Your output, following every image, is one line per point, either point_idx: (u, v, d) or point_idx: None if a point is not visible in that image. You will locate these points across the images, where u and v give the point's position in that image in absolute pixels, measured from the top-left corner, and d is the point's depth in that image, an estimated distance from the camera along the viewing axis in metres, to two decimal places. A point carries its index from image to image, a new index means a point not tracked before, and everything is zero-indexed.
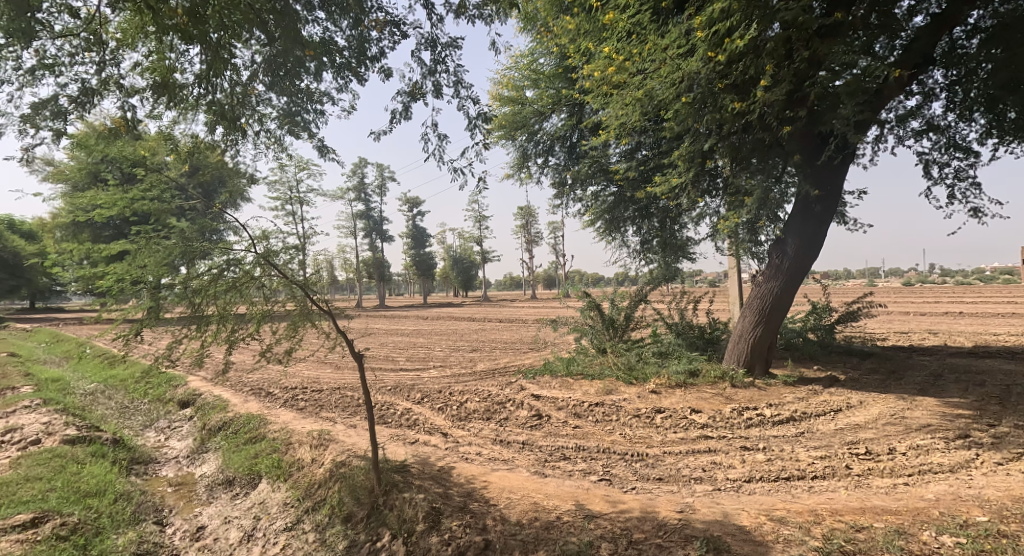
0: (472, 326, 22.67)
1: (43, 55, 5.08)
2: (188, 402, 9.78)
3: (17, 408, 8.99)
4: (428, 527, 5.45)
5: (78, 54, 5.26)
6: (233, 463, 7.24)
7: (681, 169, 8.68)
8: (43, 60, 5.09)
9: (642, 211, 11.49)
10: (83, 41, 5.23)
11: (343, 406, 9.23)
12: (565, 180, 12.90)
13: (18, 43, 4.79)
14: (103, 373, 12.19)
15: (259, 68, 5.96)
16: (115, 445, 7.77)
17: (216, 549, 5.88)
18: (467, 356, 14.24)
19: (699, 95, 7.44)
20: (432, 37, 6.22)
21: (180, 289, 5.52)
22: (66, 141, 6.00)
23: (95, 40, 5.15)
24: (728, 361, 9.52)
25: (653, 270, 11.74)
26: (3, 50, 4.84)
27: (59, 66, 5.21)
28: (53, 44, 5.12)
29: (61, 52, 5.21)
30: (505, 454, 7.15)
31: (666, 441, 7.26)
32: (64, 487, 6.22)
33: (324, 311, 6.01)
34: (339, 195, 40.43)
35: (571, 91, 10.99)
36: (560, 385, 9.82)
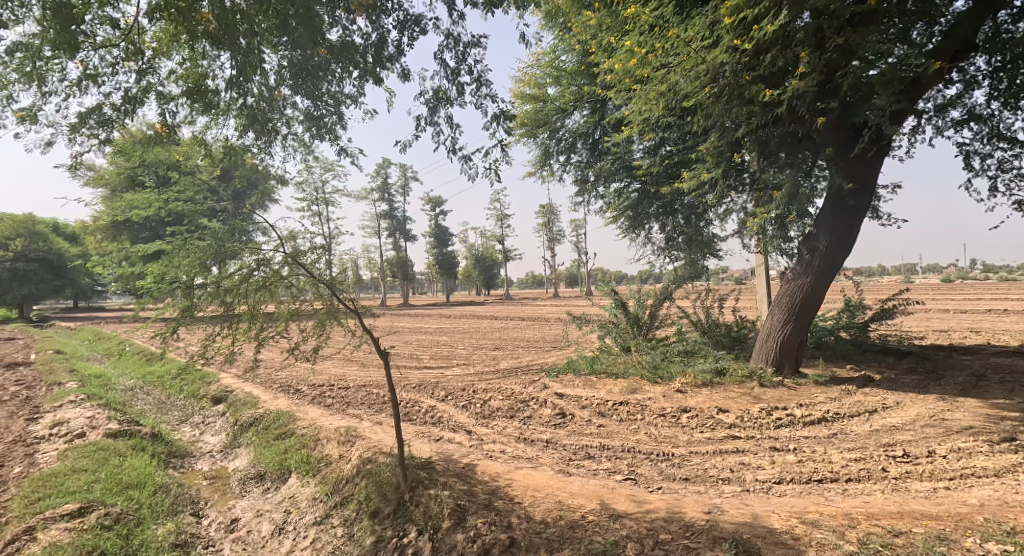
0: (495, 325, 22.67)
1: (86, 66, 5.26)
2: (221, 398, 10.02)
3: (64, 403, 9.37)
4: (453, 524, 5.50)
5: (118, 64, 5.44)
6: (264, 458, 7.39)
7: (709, 165, 8.58)
8: (87, 71, 5.28)
9: (667, 208, 11.39)
10: (123, 52, 5.40)
11: (369, 403, 9.36)
12: (588, 177, 12.86)
13: (65, 55, 4.98)
14: (141, 369, 12.60)
15: (287, 73, 6.06)
16: (154, 439, 8.02)
17: (249, 542, 6.02)
18: (489, 354, 14.28)
19: (725, 88, 7.35)
20: (454, 36, 6.25)
21: (212, 290, 5.66)
22: (108, 148, 6.24)
23: (134, 49, 5.32)
24: (756, 360, 9.36)
25: (678, 267, 11.67)
26: (50, 62, 5.04)
27: (102, 76, 5.39)
28: (95, 56, 5.30)
29: (103, 63, 5.39)
30: (529, 452, 7.18)
31: (692, 441, 7.19)
32: (108, 479, 6.45)
33: (350, 310, 6.14)
34: (364, 195, 40.92)
35: (593, 87, 10.94)
36: (584, 384, 9.78)
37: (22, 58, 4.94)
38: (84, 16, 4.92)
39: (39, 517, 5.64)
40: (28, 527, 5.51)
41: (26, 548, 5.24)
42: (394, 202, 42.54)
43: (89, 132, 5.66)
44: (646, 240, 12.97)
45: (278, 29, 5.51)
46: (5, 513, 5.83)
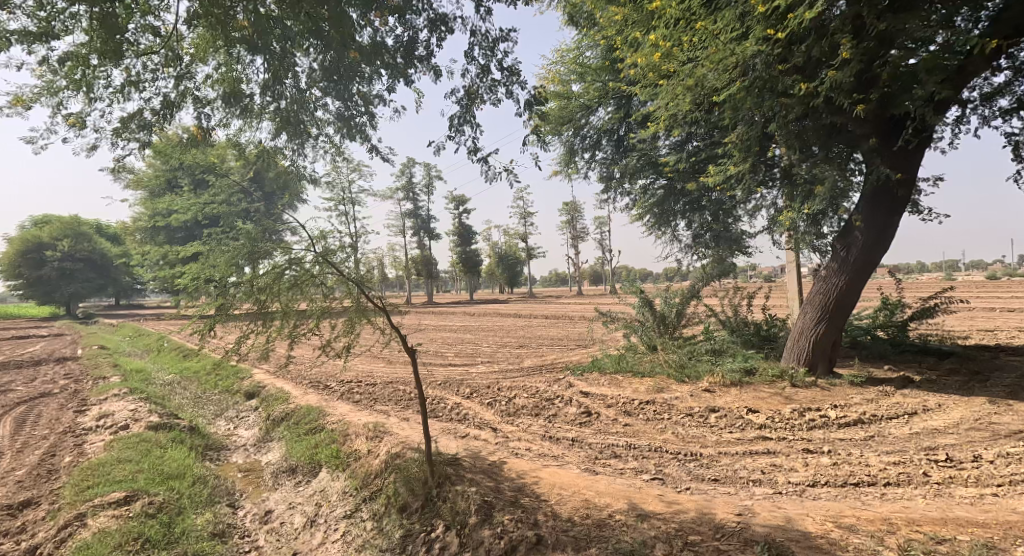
0: (518, 323, 22.74)
1: (129, 73, 5.47)
2: (254, 393, 10.28)
3: (108, 396, 9.76)
4: (481, 520, 5.54)
5: (158, 70, 5.62)
6: (296, 452, 7.56)
7: (737, 159, 8.48)
8: (130, 77, 5.48)
9: (694, 204, 11.29)
10: (162, 58, 5.59)
11: (396, 399, 9.51)
12: (613, 173, 12.81)
13: (110, 62, 5.18)
14: (178, 365, 13.02)
15: (318, 75, 6.18)
16: (192, 432, 8.28)
17: (283, 533, 6.17)
18: (513, 352, 14.33)
19: (755, 80, 7.24)
20: (483, 32, 6.28)
21: (247, 288, 5.80)
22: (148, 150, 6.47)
23: (173, 56, 5.50)
24: (787, 359, 9.19)
25: (706, 265, 11.58)
26: (96, 70, 5.24)
27: (143, 82, 5.59)
28: (137, 63, 5.51)
29: (144, 70, 5.59)
30: (555, 450, 7.20)
31: (721, 441, 7.10)
32: (151, 469, 6.71)
33: (378, 308, 6.26)
34: (389, 195, 41.32)
35: (618, 83, 10.90)
36: (609, 382, 9.74)
37: (71, 66, 5.15)
38: (126, 25, 5.11)
39: (86, 505, 5.88)
40: (76, 514, 5.74)
41: (77, 534, 5.49)
42: (419, 201, 42.90)
43: (132, 136, 5.89)
44: (672, 238, 12.88)
45: (310, 32, 5.64)
46: (55, 500, 6.10)
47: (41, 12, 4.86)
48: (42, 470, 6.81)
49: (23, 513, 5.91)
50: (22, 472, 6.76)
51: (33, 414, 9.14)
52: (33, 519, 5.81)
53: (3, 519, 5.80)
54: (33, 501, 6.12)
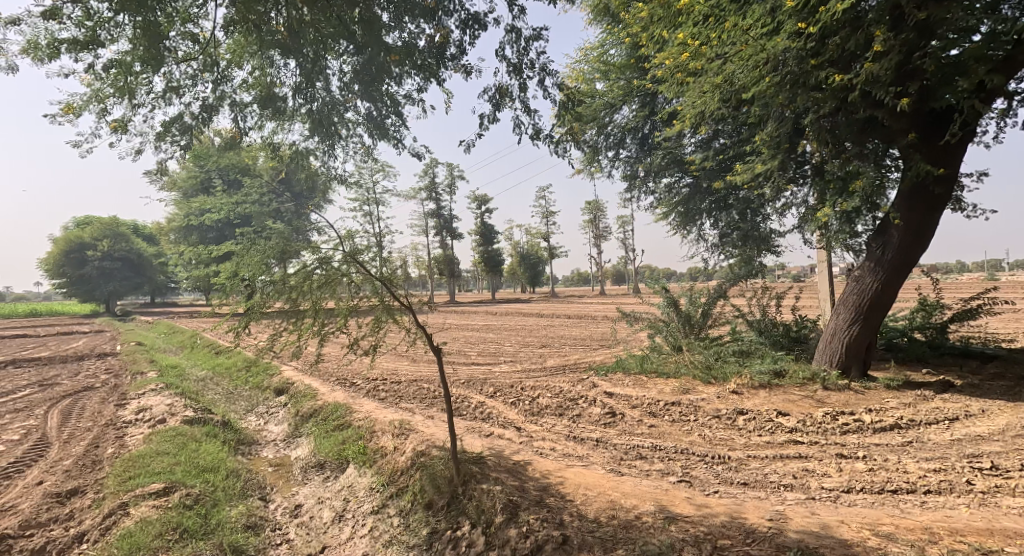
0: (541, 323, 22.69)
1: (170, 79, 5.62)
2: (282, 390, 10.47)
3: (146, 391, 10.07)
4: (506, 519, 5.55)
5: (197, 75, 5.77)
6: (323, 448, 7.68)
7: (765, 156, 8.34)
8: (170, 83, 5.63)
9: (720, 203, 11.20)
10: (201, 64, 5.73)
11: (420, 397, 9.59)
12: (637, 172, 12.73)
13: (152, 69, 5.34)
14: (210, 361, 13.37)
15: (351, 77, 6.26)
16: (225, 426, 8.48)
17: (312, 526, 6.27)
18: (536, 352, 14.30)
19: (787, 76, 7.11)
20: (516, 31, 6.28)
21: (279, 287, 5.90)
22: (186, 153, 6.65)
23: (212, 61, 5.64)
24: (819, 362, 8.98)
25: (733, 264, 11.43)
26: (139, 76, 5.40)
27: (183, 87, 5.74)
28: (178, 69, 5.65)
29: (184, 76, 5.73)
30: (580, 450, 7.17)
31: (750, 444, 6.98)
32: (187, 462, 6.90)
33: (404, 307, 6.34)
34: (412, 196, 41.57)
35: (643, 81, 10.80)
36: (634, 383, 9.66)
37: (116, 73, 5.31)
38: (168, 32, 5.26)
39: (127, 495, 6.08)
40: (119, 504, 5.94)
41: (120, 522, 5.69)
42: (441, 201, 43.11)
43: (172, 139, 6.05)
44: (698, 237, 12.79)
45: (344, 36, 5.74)
46: (99, 490, 6.31)
47: (89, 22, 5.02)
48: (87, 460, 7.05)
49: (69, 501, 6.13)
50: (68, 462, 7.02)
51: (77, 407, 9.48)
52: (79, 507, 6.02)
53: (52, 506, 6.02)
54: (79, 490, 6.34)
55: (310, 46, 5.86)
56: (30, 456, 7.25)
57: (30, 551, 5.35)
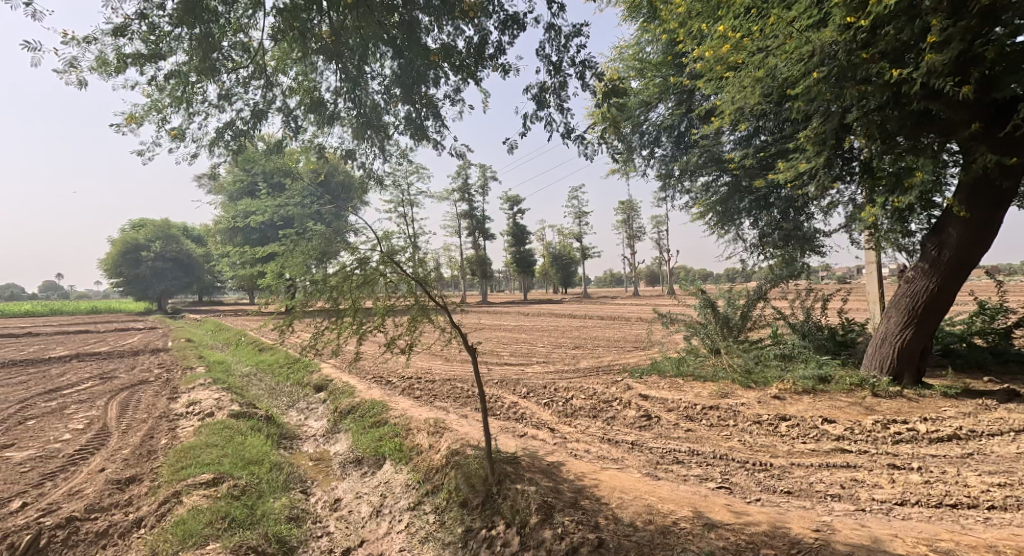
0: (573, 323, 22.56)
1: (223, 87, 5.85)
2: (322, 386, 10.72)
3: (195, 385, 10.48)
4: (541, 520, 5.54)
5: (248, 82, 5.99)
6: (361, 444, 7.83)
7: (810, 154, 8.09)
8: (223, 91, 5.87)
9: (760, 201, 10.92)
10: (251, 71, 5.95)
11: (454, 396, 9.67)
12: (673, 171, 12.58)
13: (207, 78, 5.59)
14: (254, 357, 13.82)
15: (391, 79, 6.38)
16: (268, 421, 8.74)
17: (351, 520, 6.40)
18: (569, 353, 14.24)
19: (834, 70, 6.90)
20: (555, 29, 6.31)
21: (320, 287, 6.02)
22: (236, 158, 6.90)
23: (261, 69, 5.86)
24: (867, 367, 8.65)
25: (773, 265, 11.12)
26: (194, 85, 5.65)
27: (234, 95, 5.97)
28: (230, 78, 5.88)
29: (235, 84, 5.96)
30: (614, 453, 7.10)
31: (794, 451, 6.78)
32: (234, 454, 7.14)
33: (440, 306, 6.41)
34: (445, 197, 41.91)
35: (680, 78, 10.63)
36: (670, 386, 9.51)
37: (175, 83, 5.58)
38: (221, 42, 5.49)
39: (180, 484, 6.34)
40: (172, 492, 6.20)
41: (175, 510, 5.96)
42: (474, 202, 43.32)
43: (224, 144, 6.31)
44: (736, 237, 12.50)
45: (385, 40, 5.86)
46: (155, 478, 6.61)
47: (151, 36, 5.29)
48: (144, 450, 7.39)
49: (128, 488, 6.43)
50: (127, 451, 7.37)
51: (134, 399, 9.93)
52: (137, 493, 6.31)
53: (113, 492, 6.32)
54: (137, 478, 6.65)
55: (353, 51, 6.01)
56: (92, 445, 7.63)
57: (94, 533, 5.63)
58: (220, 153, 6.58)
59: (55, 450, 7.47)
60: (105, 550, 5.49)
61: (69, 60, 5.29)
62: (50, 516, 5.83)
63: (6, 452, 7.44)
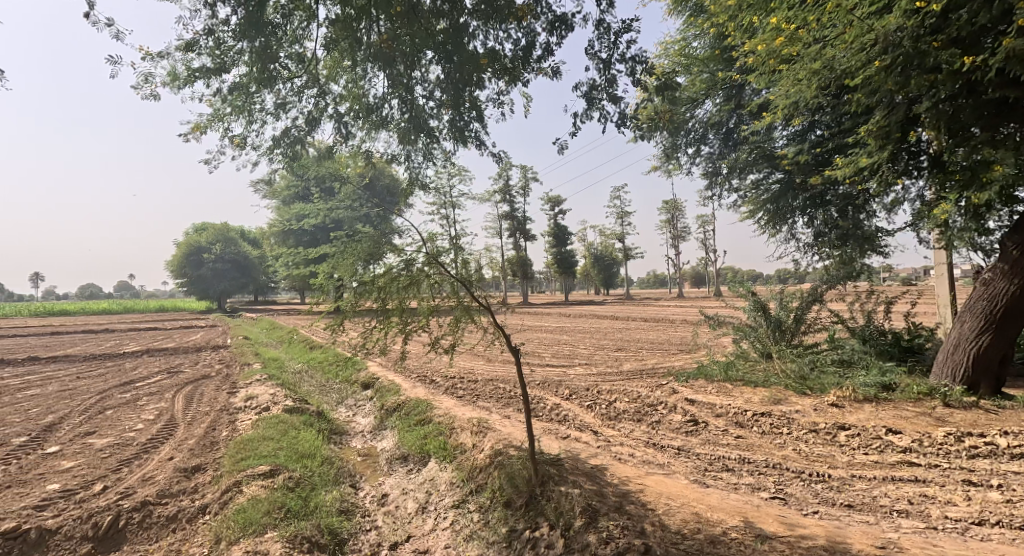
0: (616, 325, 22.24)
1: (279, 96, 6.15)
2: (368, 384, 10.93)
3: (252, 381, 10.89)
4: (585, 524, 5.44)
5: (302, 92, 6.24)
6: (406, 441, 7.91)
7: (872, 148, 7.68)
8: (280, 100, 6.17)
9: (816, 199, 10.45)
10: (304, 80, 6.20)
11: (497, 397, 9.67)
12: (720, 169, 12.30)
13: (265, 88, 5.92)
14: (305, 355, 14.25)
15: (438, 84, 6.46)
16: (319, 416, 8.95)
17: (398, 516, 6.46)
18: (612, 355, 14.01)
19: (897, 59, 6.55)
20: (604, 26, 6.29)
21: (368, 288, 6.14)
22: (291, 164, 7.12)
23: (314, 77, 6.09)
24: (937, 376, 8.13)
25: (829, 265, 10.61)
26: (252, 95, 6.04)
27: (290, 104, 6.23)
28: (285, 87, 6.16)
29: (291, 93, 6.21)
30: (660, 458, 6.92)
31: (855, 463, 6.44)
32: (289, 447, 7.36)
33: (483, 307, 6.41)
34: (487, 198, 42.10)
35: (730, 73, 10.31)
36: (718, 391, 9.20)
37: (236, 94, 6.00)
38: (279, 53, 5.76)
39: (240, 474, 6.59)
40: (233, 482, 6.46)
41: (236, 499, 6.20)
42: (515, 203, 43.35)
43: (280, 151, 6.64)
44: (789, 237, 12.00)
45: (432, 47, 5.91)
46: (217, 468, 6.89)
47: (217, 51, 5.65)
48: (207, 441, 7.72)
49: (194, 476, 6.71)
50: (192, 441, 7.72)
51: (197, 393, 10.41)
52: (202, 481, 6.58)
53: (180, 479, 6.61)
54: (201, 467, 6.94)
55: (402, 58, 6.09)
56: (162, 434, 8.02)
57: (164, 518, 5.91)
58: (276, 159, 6.89)
59: (129, 438, 7.89)
60: (174, 533, 5.75)
61: (144, 75, 5.80)
62: (127, 499, 6.13)
63: (88, 438, 7.91)
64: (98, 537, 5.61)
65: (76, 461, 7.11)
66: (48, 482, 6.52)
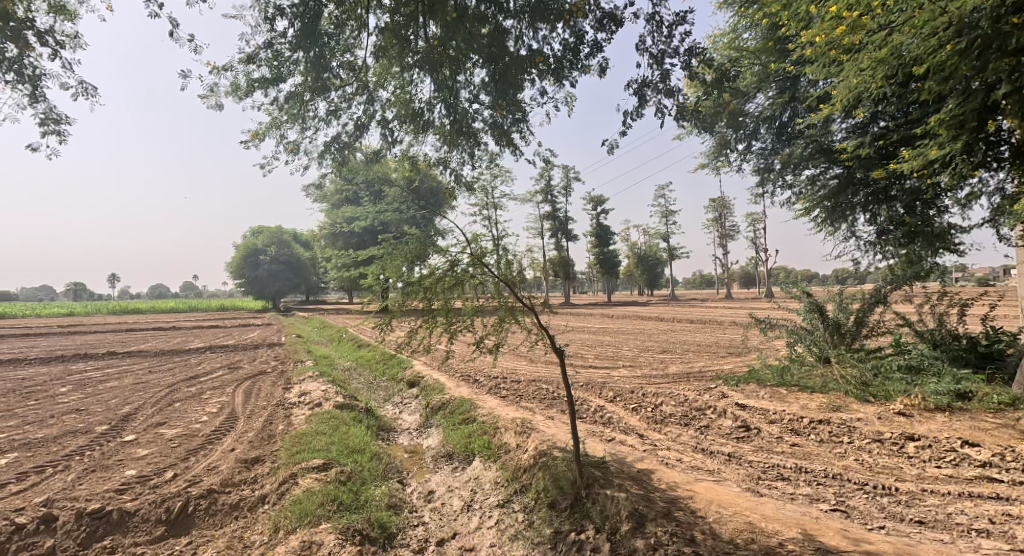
0: (661, 327, 21.73)
1: (331, 104, 6.62)
2: (414, 382, 11.02)
3: (305, 377, 11.19)
4: (633, 528, 5.29)
5: (352, 99, 6.59)
6: (452, 440, 7.92)
7: (943, 140, 7.19)
8: (332, 107, 6.65)
9: (878, 194, 9.89)
10: (354, 87, 6.51)
11: (541, 397, 9.56)
12: (773, 164, 11.79)
13: (318, 96, 6.39)
14: (354, 353, 14.53)
15: (482, 87, 6.49)
16: (368, 413, 9.08)
17: (444, 512, 6.44)
18: (657, 357, 13.65)
19: (971, 43, 6.13)
20: (656, 21, 6.49)
21: (414, 288, 6.15)
22: (341, 169, 7.30)
23: (363, 85, 6.37)
24: (1019, 385, 7.51)
25: (894, 265, 9.98)
26: (306, 104, 6.50)
27: (341, 110, 6.70)
28: (337, 95, 6.56)
29: (342, 100, 6.63)
30: (710, 464, 6.64)
31: (926, 476, 6.01)
32: (340, 442, 7.49)
33: (527, 308, 6.32)
34: (528, 199, 42.00)
35: (784, 65, 9.87)
36: (772, 396, 8.78)
37: (291, 103, 6.52)
38: (331, 62, 6.17)
39: (296, 466, 6.75)
40: (289, 473, 6.61)
41: (292, 490, 6.34)
42: (557, 203, 43.08)
43: (332, 157, 6.97)
44: (849, 234, 11.38)
45: (476, 51, 5.95)
46: (275, 460, 7.08)
47: (274, 63, 6.16)
48: (265, 434, 7.95)
49: (254, 467, 6.91)
50: (252, 434, 7.98)
51: (256, 387, 10.79)
52: (261, 472, 6.77)
53: (241, 470, 6.82)
54: (261, 458, 7.15)
55: (448, 64, 6.14)
56: (225, 427, 8.32)
57: (229, 505, 6.11)
58: (329, 164, 7.21)
59: (196, 429, 8.22)
60: (237, 521, 5.93)
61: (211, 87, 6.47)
62: (195, 486, 6.35)
63: (159, 428, 8.28)
64: (170, 521, 5.83)
65: (149, 449, 7.44)
66: (126, 467, 6.85)
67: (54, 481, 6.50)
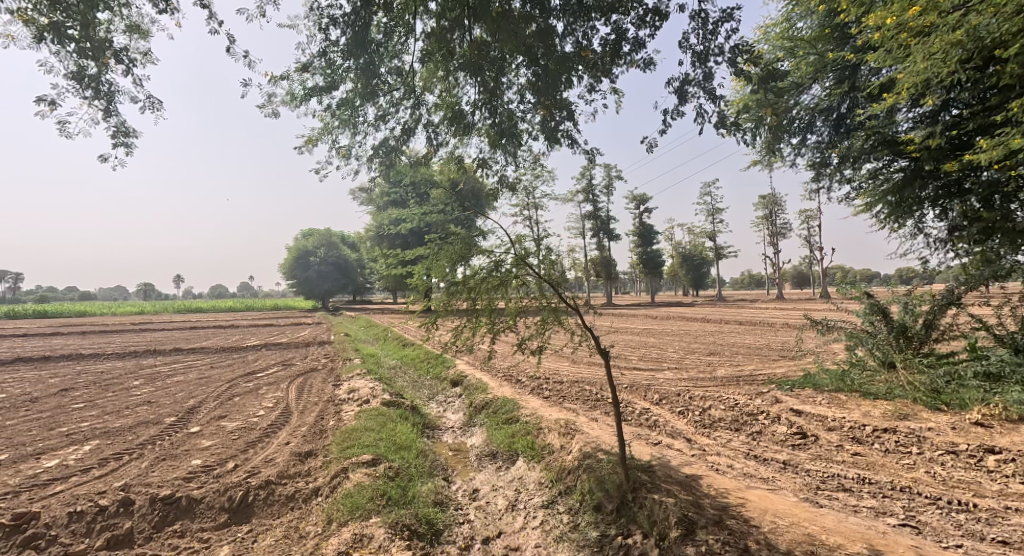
0: (707, 328, 21.08)
1: (379, 108, 6.66)
2: (457, 381, 11.03)
3: (353, 375, 11.37)
4: (683, 535, 5.06)
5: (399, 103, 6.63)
6: (496, 439, 7.84)
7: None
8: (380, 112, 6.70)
9: (950, 184, 9.24)
10: (401, 90, 6.53)
11: (584, 399, 9.36)
12: (830, 158, 11.21)
13: (368, 100, 6.47)
14: (400, 352, 14.71)
15: (526, 87, 6.41)
16: (413, 411, 9.11)
17: (489, 511, 6.34)
18: (704, 359, 13.19)
19: None
20: (703, 16, 6.30)
21: (459, 288, 6.09)
22: (388, 170, 7.38)
23: (409, 88, 6.39)
24: None
25: (967, 264, 9.29)
26: (355, 108, 6.54)
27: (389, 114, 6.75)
28: (386, 99, 6.62)
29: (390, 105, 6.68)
30: (763, 472, 6.31)
31: (1009, 493, 5.51)
32: (387, 439, 7.53)
33: (571, 309, 6.20)
34: (569, 198, 41.60)
35: (843, 53, 9.31)
36: (830, 402, 8.30)
37: (342, 109, 6.61)
38: (380, 68, 6.23)
39: (347, 461, 6.83)
40: (341, 467, 6.69)
41: (343, 484, 6.41)
42: (599, 202, 42.55)
43: (380, 160, 7.04)
44: (915, 231, 10.67)
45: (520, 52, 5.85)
46: (326, 454, 7.19)
47: (327, 70, 6.26)
48: (317, 429, 8.10)
49: (307, 460, 7.03)
50: (305, 428, 8.14)
51: (307, 384, 11.05)
52: (314, 466, 6.88)
53: (296, 463, 6.95)
54: (313, 452, 7.27)
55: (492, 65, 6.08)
56: (280, 421, 8.53)
57: (285, 496, 6.22)
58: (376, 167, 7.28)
59: (254, 423, 8.46)
60: (293, 511, 6.03)
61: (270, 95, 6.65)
62: (254, 477, 6.49)
63: (221, 421, 8.56)
64: (233, 509, 5.99)
65: (212, 440, 7.70)
66: (193, 457, 7.09)
67: (130, 467, 6.79)
